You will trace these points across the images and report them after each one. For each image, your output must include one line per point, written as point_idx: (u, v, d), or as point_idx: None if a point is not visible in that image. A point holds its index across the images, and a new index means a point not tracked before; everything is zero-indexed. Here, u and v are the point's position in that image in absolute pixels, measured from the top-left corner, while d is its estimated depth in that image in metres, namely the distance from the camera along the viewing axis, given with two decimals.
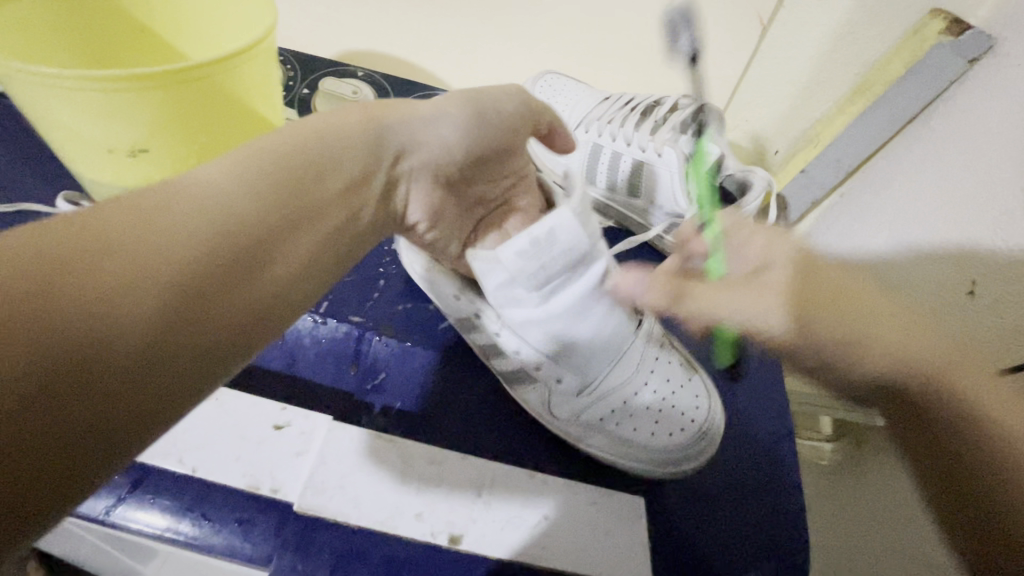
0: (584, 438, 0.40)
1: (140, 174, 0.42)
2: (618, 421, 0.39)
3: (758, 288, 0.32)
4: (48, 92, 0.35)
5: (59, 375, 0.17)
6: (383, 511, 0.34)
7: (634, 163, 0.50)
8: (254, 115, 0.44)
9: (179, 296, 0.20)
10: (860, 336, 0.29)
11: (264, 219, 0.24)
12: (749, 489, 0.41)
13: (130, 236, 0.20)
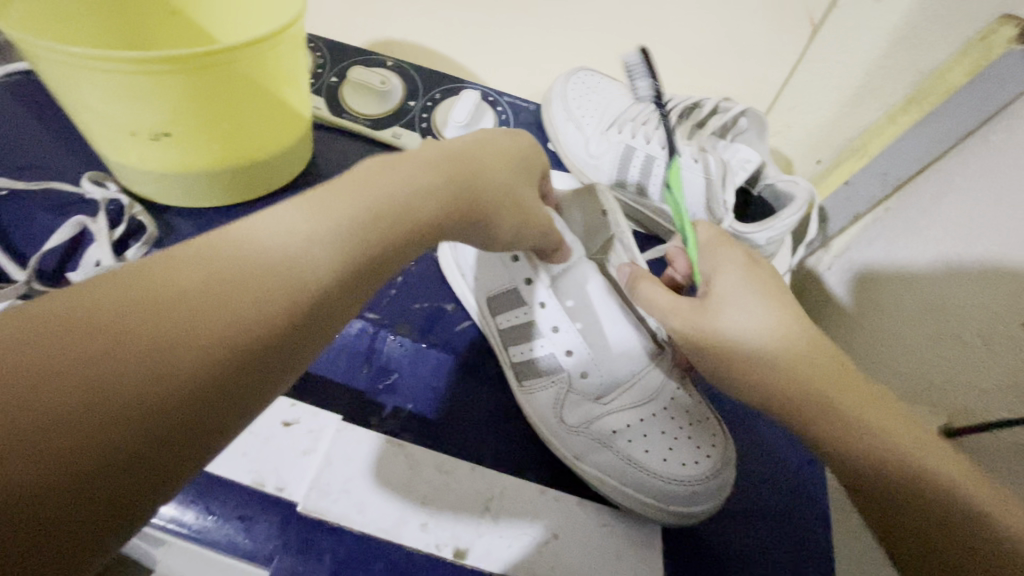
0: (585, 456, 0.36)
1: (162, 158, 0.41)
2: (630, 438, 0.35)
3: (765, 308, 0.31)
4: (72, 70, 0.35)
5: (16, 474, 0.14)
6: (386, 518, 0.33)
7: (669, 168, 0.48)
8: (279, 101, 0.43)
9: (193, 369, 0.17)
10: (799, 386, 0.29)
11: (250, 329, 0.19)
12: (770, 524, 0.39)
13: (108, 341, 0.16)
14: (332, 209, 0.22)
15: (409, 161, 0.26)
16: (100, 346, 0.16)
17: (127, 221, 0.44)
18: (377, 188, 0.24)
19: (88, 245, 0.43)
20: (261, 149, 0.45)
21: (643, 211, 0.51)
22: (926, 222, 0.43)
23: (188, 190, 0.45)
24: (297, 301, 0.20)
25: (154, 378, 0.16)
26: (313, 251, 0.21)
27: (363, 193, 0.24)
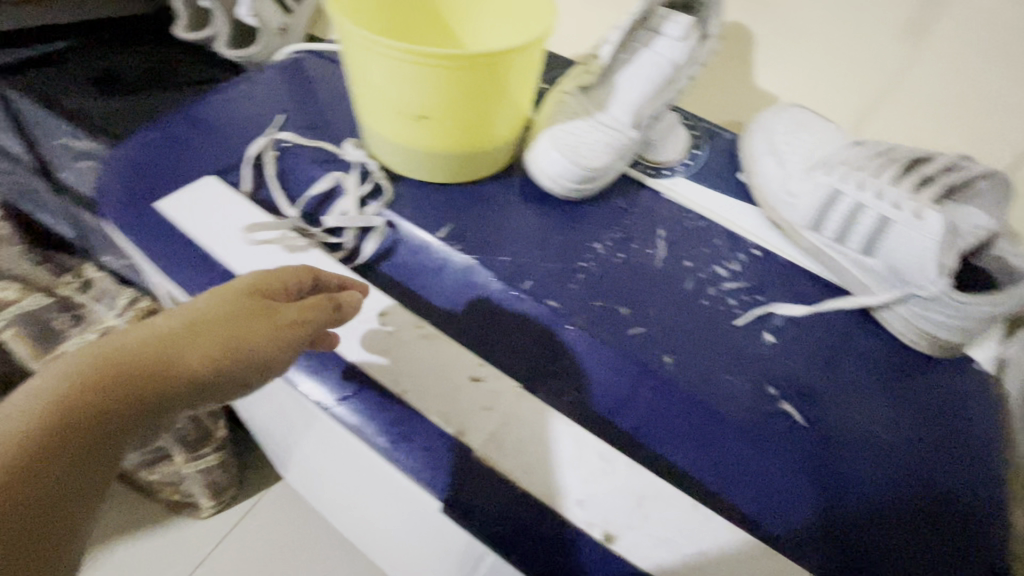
0: (565, 190, 0.53)
1: (415, 137, 0.49)
2: (557, 192, 0.54)
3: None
4: (383, 58, 0.43)
5: None
6: (550, 486, 0.36)
7: (879, 219, 0.46)
8: (516, 103, 0.49)
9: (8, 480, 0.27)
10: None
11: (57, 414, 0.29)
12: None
13: None
14: (182, 334, 0.34)
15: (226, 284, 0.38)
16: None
17: (370, 183, 0.52)
18: (195, 317, 0.35)
19: (338, 197, 0.52)
20: (490, 141, 0.51)
21: (839, 259, 0.49)
22: None
23: (419, 167, 0.53)
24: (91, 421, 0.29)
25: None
26: (118, 347, 0.32)
27: (199, 304, 0.36)
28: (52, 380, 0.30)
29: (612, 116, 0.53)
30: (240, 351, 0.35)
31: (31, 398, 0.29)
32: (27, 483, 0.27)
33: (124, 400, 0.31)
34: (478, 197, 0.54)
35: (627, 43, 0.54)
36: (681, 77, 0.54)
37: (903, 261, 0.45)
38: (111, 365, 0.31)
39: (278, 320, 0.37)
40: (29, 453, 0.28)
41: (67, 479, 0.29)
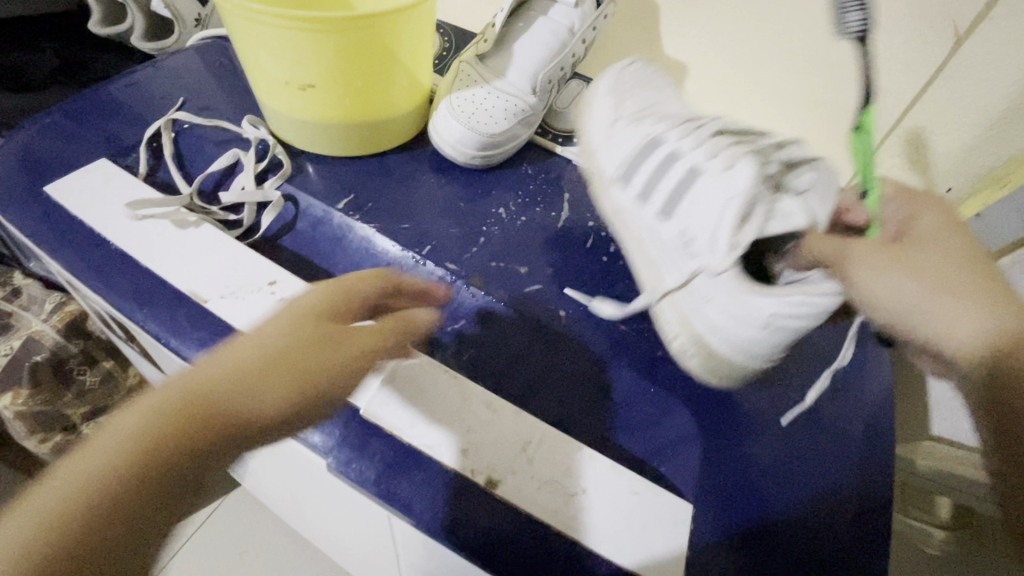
0: (468, 157, 0.53)
1: (308, 109, 0.49)
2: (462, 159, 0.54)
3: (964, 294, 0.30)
4: (258, 27, 0.43)
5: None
6: (436, 437, 0.37)
7: (688, 171, 0.41)
8: (406, 70, 0.49)
9: (93, 529, 0.24)
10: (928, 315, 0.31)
11: (149, 456, 0.25)
12: (852, 521, 0.37)
13: (62, 502, 0.24)
14: (260, 360, 0.29)
15: (301, 299, 0.33)
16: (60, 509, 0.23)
17: (269, 159, 0.52)
18: (272, 339, 0.30)
19: (237, 174, 0.51)
20: (386, 111, 0.51)
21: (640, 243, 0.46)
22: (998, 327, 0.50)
23: (320, 141, 0.52)
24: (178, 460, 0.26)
25: (69, 497, 0.24)
26: (186, 384, 0.28)
27: (287, 325, 0.31)
28: (118, 423, 0.26)
29: (509, 80, 0.53)
30: (310, 384, 0.30)
31: (109, 444, 0.25)
32: (99, 522, 0.24)
33: (193, 440, 0.26)
34: (383, 169, 0.54)
35: (522, 11, 0.55)
36: (577, 41, 0.54)
37: (691, 231, 0.41)
38: (178, 401, 0.27)
39: (349, 349, 0.32)
40: (113, 495, 0.24)
41: (148, 522, 0.25)
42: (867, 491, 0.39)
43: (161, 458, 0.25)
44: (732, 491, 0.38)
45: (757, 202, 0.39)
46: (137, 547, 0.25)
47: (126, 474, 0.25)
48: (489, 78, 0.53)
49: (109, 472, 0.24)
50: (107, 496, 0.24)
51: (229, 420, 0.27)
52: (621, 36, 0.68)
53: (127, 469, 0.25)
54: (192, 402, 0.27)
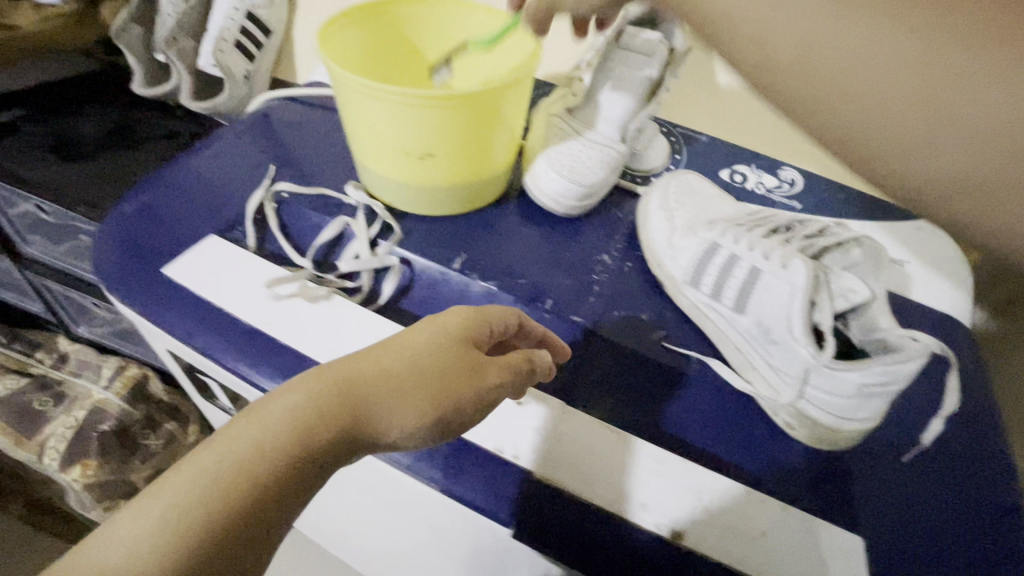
0: (568, 208, 0.55)
1: (419, 174, 0.50)
2: (560, 210, 0.56)
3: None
4: (387, 104, 0.44)
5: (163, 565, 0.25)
6: (611, 495, 0.38)
7: (750, 271, 0.42)
8: (509, 129, 0.51)
9: (218, 513, 0.26)
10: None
11: (281, 453, 0.28)
12: (1022, 539, 0.38)
13: (183, 493, 0.26)
14: (403, 379, 0.32)
15: (426, 323, 0.36)
16: (220, 503, 0.27)
17: (377, 223, 0.53)
18: (411, 359, 0.33)
19: (347, 240, 0.52)
20: (488, 168, 0.52)
21: (713, 318, 0.45)
22: None
23: (423, 201, 0.53)
24: (315, 459, 0.29)
25: (197, 491, 0.27)
26: (366, 408, 0.31)
27: (419, 343, 0.34)
28: (274, 434, 0.29)
29: (602, 134, 0.56)
30: (448, 400, 0.33)
31: (238, 453, 0.28)
32: (253, 511, 0.27)
33: (344, 442, 0.30)
34: (484, 224, 0.56)
35: (604, 62, 0.57)
36: (660, 87, 0.57)
37: (770, 317, 0.41)
38: (340, 420, 0.30)
39: (485, 380, 0.35)
40: (257, 491, 0.27)
41: (278, 510, 0.28)
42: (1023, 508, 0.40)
43: (263, 455, 0.28)
44: (896, 519, 0.39)
45: (820, 291, 0.39)
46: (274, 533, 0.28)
47: (255, 469, 0.28)
48: (581, 131, 0.55)
49: (225, 478, 0.27)
50: (241, 489, 0.27)
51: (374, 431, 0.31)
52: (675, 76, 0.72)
53: (246, 467, 0.28)
54: (335, 403, 0.30)
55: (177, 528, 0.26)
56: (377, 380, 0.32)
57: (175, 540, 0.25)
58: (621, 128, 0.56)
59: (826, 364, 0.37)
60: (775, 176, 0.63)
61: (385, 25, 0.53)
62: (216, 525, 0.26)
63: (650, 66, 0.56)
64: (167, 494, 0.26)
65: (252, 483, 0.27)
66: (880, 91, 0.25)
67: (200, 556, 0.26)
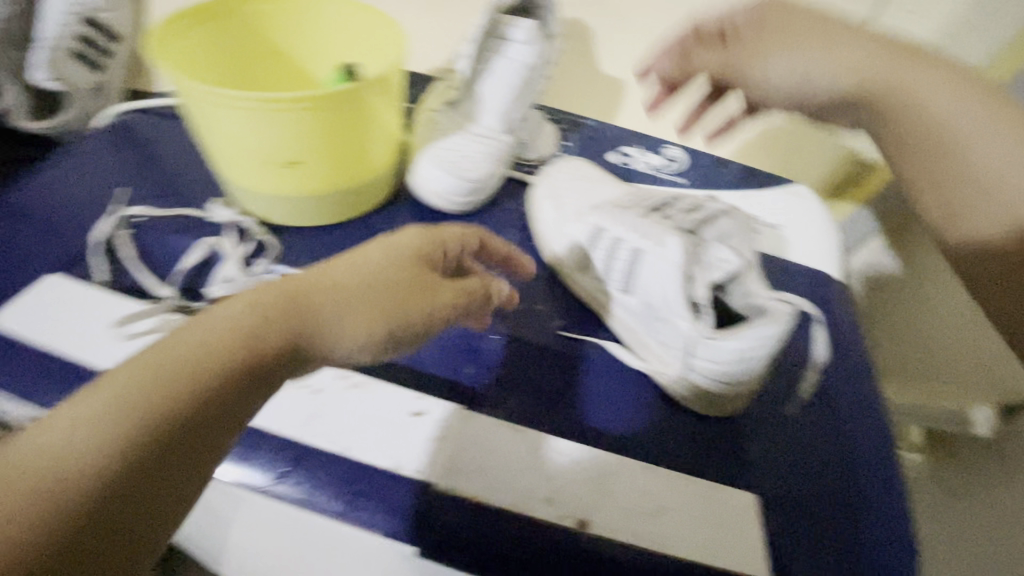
0: (458, 203, 0.53)
1: (289, 185, 0.47)
2: (450, 206, 0.54)
3: (939, 83, 0.43)
4: (234, 110, 0.40)
5: (80, 484, 0.22)
6: (518, 496, 0.37)
7: (632, 253, 0.43)
8: (385, 130, 0.48)
9: (146, 429, 0.24)
10: (948, 149, 0.43)
11: (220, 370, 0.26)
12: (882, 470, 0.43)
13: (108, 408, 0.24)
14: (352, 288, 0.30)
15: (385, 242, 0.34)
16: (150, 418, 0.24)
17: (249, 241, 0.48)
18: (366, 270, 0.31)
19: (217, 263, 0.48)
20: (367, 172, 0.50)
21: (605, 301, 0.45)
22: None
23: (301, 213, 0.50)
24: (261, 373, 0.27)
25: (118, 402, 0.24)
26: (305, 317, 0.28)
27: (372, 259, 0.32)
28: (200, 345, 0.26)
29: (484, 124, 0.54)
30: (404, 316, 0.31)
31: (166, 359, 0.25)
32: (184, 430, 0.25)
33: (275, 355, 0.27)
34: (371, 230, 0.53)
35: (480, 53, 0.55)
36: (538, 75, 0.56)
37: (654, 297, 0.42)
38: (273, 328, 0.27)
39: (439, 295, 0.33)
40: (190, 412, 0.25)
41: (213, 435, 0.26)
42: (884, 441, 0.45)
43: (200, 367, 0.26)
44: (785, 469, 0.42)
45: (695, 267, 0.41)
46: (188, 458, 0.25)
47: (192, 381, 0.25)
48: (462, 124, 0.53)
49: (141, 388, 0.25)
50: (174, 400, 0.25)
51: (310, 340, 0.28)
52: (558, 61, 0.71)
53: (175, 380, 0.25)
54: (287, 314, 0.28)
55: (92, 445, 0.23)
56: (330, 291, 0.30)
57: (97, 455, 0.23)
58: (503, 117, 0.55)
59: (703, 334, 0.38)
60: (660, 154, 0.65)
61: (236, 24, 0.49)
62: (138, 441, 0.24)
63: (526, 54, 0.54)
64: (80, 411, 0.24)
65: (184, 399, 0.25)
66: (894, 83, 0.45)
67: (116, 475, 0.23)
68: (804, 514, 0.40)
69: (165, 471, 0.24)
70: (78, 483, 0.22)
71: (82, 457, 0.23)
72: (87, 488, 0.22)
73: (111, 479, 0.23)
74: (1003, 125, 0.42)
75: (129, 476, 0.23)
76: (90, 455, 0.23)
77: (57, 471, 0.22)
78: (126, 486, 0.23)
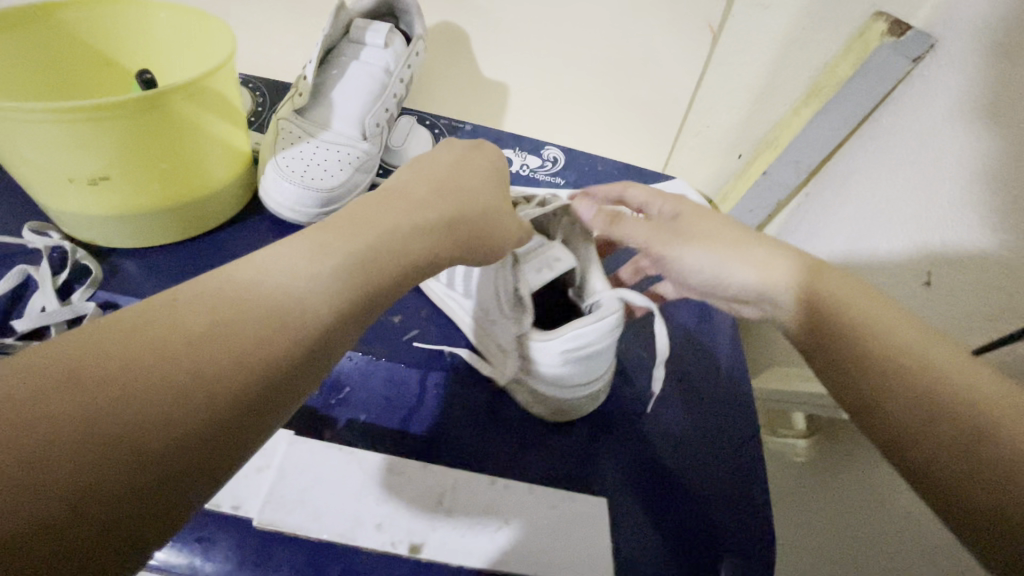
0: (312, 213, 0.51)
1: (107, 204, 0.43)
2: (304, 216, 0.51)
3: (745, 246, 0.34)
4: (14, 123, 0.36)
5: (55, 477, 0.16)
6: (342, 525, 0.34)
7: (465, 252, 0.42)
8: (218, 141, 0.46)
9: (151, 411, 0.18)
10: (786, 271, 0.32)
11: (232, 331, 0.21)
12: (734, 462, 0.43)
13: (67, 380, 0.17)
14: (360, 242, 0.26)
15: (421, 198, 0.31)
16: (103, 386, 0.18)
17: (71, 267, 0.45)
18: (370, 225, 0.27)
19: (33, 293, 0.44)
20: (204, 187, 0.47)
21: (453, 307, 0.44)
22: (816, 235, 0.60)
23: (131, 233, 0.46)
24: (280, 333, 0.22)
25: (107, 374, 0.18)
26: (324, 275, 0.24)
27: (388, 217, 0.29)
28: (302, 279, 0.23)
29: (338, 130, 0.52)
30: (391, 264, 0.27)
31: (242, 285, 0.22)
32: (183, 404, 0.19)
33: (334, 331, 0.24)
34: (219, 249, 0.50)
35: (333, 60, 0.54)
36: (395, 80, 0.54)
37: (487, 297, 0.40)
38: (347, 294, 0.24)
39: (431, 244, 0.30)
40: (215, 380, 0.20)
41: (234, 412, 0.20)
42: (740, 434, 0.45)
43: (183, 328, 0.20)
44: (637, 469, 0.42)
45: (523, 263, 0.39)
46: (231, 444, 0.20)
47: (205, 343, 0.20)
48: (313, 132, 0.51)
49: (171, 328, 0.20)
50: (165, 365, 0.19)
51: (348, 318, 0.24)
52: (438, 67, 0.70)
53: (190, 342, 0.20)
54: (248, 278, 0.23)
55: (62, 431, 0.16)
56: (342, 245, 0.26)
57: (60, 442, 0.16)
58: (360, 123, 0.53)
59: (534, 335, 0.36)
60: (538, 157, 0.64)
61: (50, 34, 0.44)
62: (140, 420, 0.18)
63: (379, 61, 0.54)
64: (62, 389, 0.17)
65: (178, 359, 0.19)
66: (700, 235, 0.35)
67: (99, 475, 0.17)
68: (652, 514, 0.40)
69: (216, 457, 0.19)
70: (69, 454, 0.16)
71: (186, 397, 0.19)
72: (173, 447, 0.18)
73: (97, 481, 0.16)
74: (766, 242, 0.34)
75: (183, 449, 0.18)
76: (186, 395, 0.19)
77: (164, 404, 0.18)
78: (117, 479, 0.17)
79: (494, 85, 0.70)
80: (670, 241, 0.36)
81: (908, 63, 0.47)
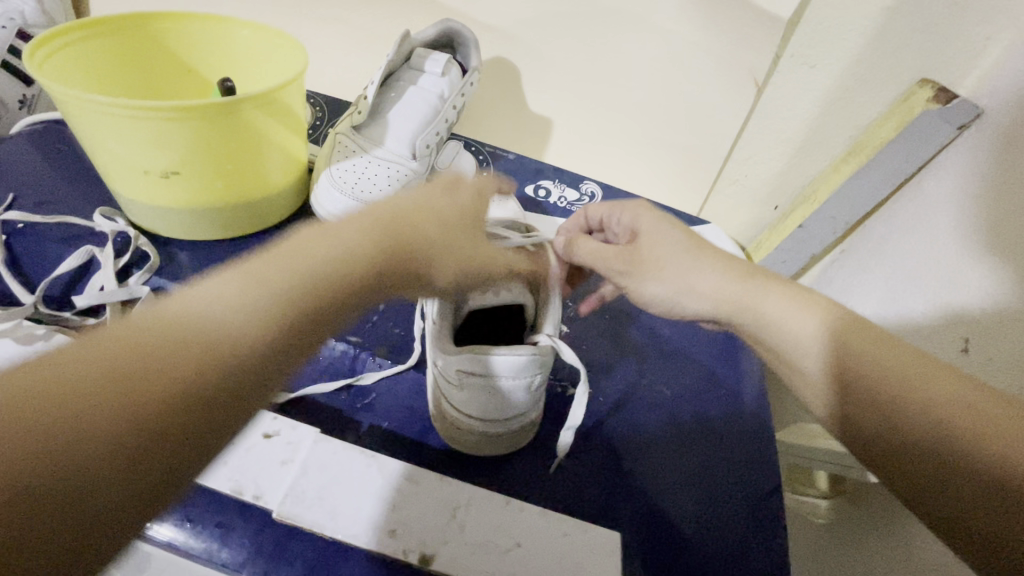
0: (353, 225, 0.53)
1: (166, 194, 0.46)
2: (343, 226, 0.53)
3: (703, 266, 0.36)
4: (103, 117, 0.39)
5: (149, 387, 0.19)
6: (358, 526, 0.35)
7: None
8: (279, 149, 0.48)
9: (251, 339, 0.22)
10: (749, 299, 0.35)
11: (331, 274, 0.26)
12: (751, 512, 0.43)
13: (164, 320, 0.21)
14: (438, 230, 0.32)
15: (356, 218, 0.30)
16: (156, 345, 0.20)
17: (130, 252, 0.48)
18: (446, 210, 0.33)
19: (93, 273, 0.47)
20: (260, 189, 0.50)
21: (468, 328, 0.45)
22: (848, 291, 0.60)
23: (184, 225, 0.49)
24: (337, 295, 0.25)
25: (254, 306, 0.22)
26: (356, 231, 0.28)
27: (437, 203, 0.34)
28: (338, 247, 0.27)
29: (387, 147, 0.55)
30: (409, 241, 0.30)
31: (167, 318, 0.21)
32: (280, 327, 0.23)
33: (299, 316, 0.24)
34: (266, 248, 0.53)
35: (392, 84, 0.57)
36: (447, 106, 0.57)
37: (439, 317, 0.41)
38: (301, 306, 0.24)
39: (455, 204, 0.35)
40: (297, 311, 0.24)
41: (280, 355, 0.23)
42: (760, 485, 0.44)
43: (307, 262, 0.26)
44: (652, 509, 0.42)
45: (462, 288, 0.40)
46: (168, 457, 0.19)
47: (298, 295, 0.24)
48: (363, 147, 0.54)
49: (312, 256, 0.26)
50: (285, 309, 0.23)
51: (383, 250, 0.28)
52: (488, 98, 0.73)
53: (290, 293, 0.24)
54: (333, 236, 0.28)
55: (206, 350, 0.21)
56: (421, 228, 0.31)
57: (184, 372, 0.20)
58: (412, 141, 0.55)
59: (440, 350, 0.36)
60: (576, 190, 0.66)
61: (141, 39, 0.48)
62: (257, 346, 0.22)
63: (434, 87, 0.57)
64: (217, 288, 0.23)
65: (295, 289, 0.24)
66: (659, 258, 0.37)
67: (188, 386, 0.20)
68: (658, 557, 0.40)
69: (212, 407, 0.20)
70: (182, 381, 0.20)
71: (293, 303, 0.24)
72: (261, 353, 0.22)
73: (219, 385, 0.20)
74: (754, 281, 0.35)
75: (163, 421, 0.19)
76: (129, 423, 0.18)
77: (255, 320, 0.22)
78: (200, 389, 0.20)
79: (540, 119, 0.73)
80: (638, 266, 0.38)
81: (953, 130, 0.48)
